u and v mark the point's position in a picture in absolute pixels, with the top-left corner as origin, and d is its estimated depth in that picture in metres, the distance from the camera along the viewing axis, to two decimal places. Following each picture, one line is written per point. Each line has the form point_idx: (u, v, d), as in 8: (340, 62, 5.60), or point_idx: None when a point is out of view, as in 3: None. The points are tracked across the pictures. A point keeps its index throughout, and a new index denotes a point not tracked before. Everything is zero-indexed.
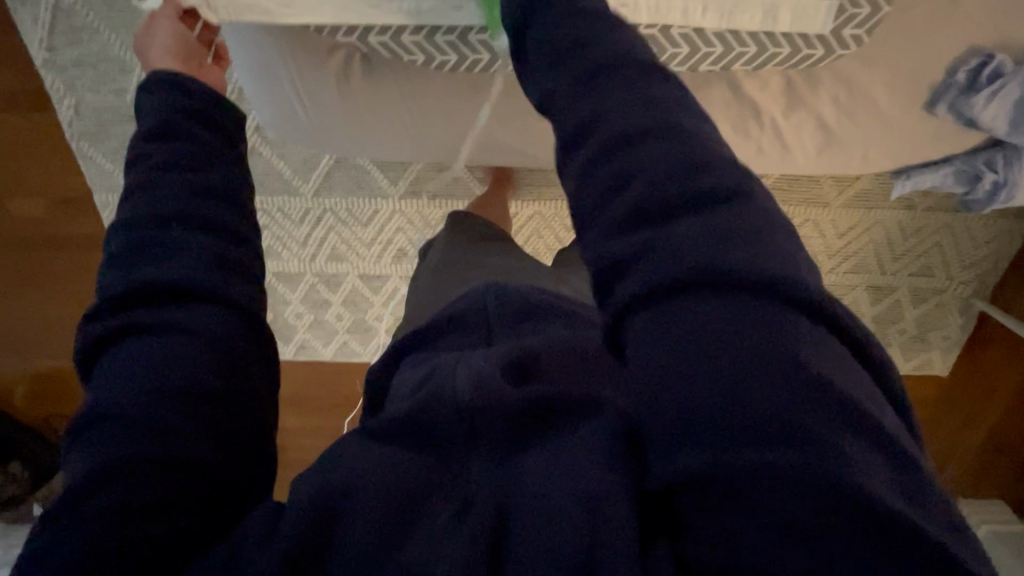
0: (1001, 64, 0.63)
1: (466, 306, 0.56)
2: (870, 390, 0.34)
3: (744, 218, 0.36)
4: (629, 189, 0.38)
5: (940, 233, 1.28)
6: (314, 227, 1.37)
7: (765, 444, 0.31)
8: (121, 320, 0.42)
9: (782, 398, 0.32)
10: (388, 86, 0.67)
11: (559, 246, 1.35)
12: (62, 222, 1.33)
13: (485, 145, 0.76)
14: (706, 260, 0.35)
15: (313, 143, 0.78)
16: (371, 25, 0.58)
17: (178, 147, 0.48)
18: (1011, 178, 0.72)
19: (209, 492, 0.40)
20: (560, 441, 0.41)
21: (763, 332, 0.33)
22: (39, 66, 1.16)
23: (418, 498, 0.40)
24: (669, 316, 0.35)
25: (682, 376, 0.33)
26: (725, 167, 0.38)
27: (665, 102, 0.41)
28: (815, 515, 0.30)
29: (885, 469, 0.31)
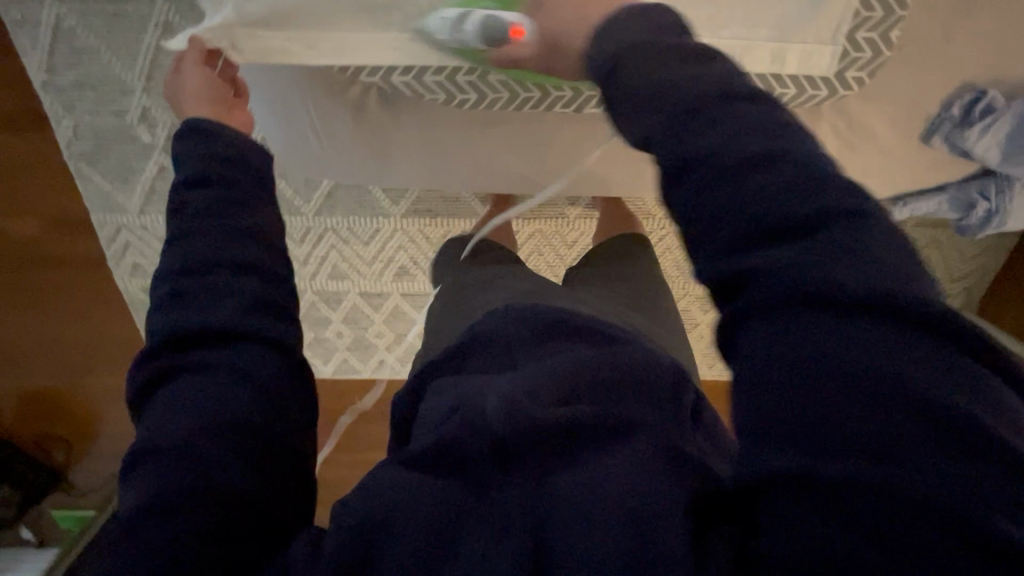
0: (993, 100, 0.65)
1: (485, 332, 0.60)
2: (1006, 411, 0.31)
3: (853, 233, 0.35)
4: (736, 200, 0.37)
5: (930, 247, 1.32)
6: (316, 246, 1.37)
7: (860, 458, 0.31)
8: (165, 364, 0.43)
9: (881, 416, 0.31)
10: (406, 119, 0.68)
11: (560, 263, 1.37)
12: (58, 242, 1.32)
13: (519, 178, 0.78)
14: (820, 281, 0.34)
15: (323, 170, 0.78)
16: (396, 66, 0.60)
17: (213, 193, 0.48)
18: (1003, 207, 0.74)
19: (252, 525, 0.41)
20: (603, 456, 0.44)
21: (877, 353, 0.32)
22: (38, 88, 1.15)
23: (457, 513, 0.43)
24: (777, 333, 0.35)
25: (780, 389, 0.34)
26: (839, 188, 0.36)
27: (769, 119, 0.39)
28: (923, 531, 0.29)
29: (997, 488, 0.29)
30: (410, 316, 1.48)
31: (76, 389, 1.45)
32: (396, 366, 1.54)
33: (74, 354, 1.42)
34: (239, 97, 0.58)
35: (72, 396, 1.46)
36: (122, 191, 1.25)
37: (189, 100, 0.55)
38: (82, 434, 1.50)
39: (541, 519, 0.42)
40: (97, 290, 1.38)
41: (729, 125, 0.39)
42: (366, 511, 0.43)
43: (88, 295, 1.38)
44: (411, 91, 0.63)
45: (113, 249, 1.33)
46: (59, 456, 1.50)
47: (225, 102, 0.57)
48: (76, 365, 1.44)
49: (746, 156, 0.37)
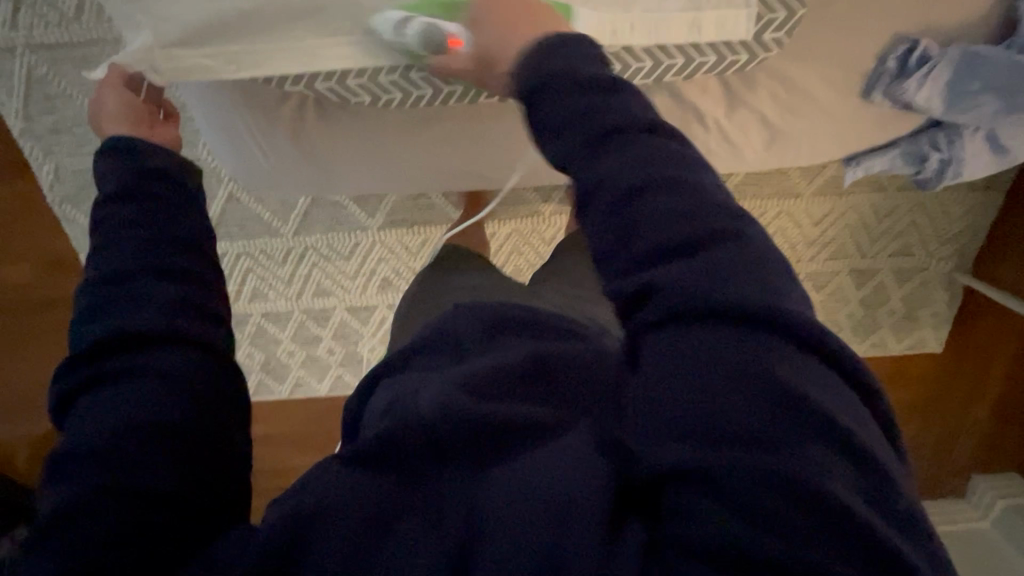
0: (927, 49, 0.65)
1: (438, 327, 0.58)
2: (854, 410, 0.37)
3: (734, 250, 0.40)
4: (637, 219, 0.41)
5: (914, 212, 1.30)
6: (298, 266, 1.39)
7: (750, 452, 0.35)
8: (91, 370, 0.44)
9: (765, 415, 0.36)
10: (342, 126, 0.70)
11: (540, 259, 1.36)
12: (50, 284, 1.36)
13: (463, 171, 0.79)
14: (713, 297, 0.38)
15: (271, 185, 0.80)
16: (317, 73, 0.61)
17: (138, 206, 0.49)
18: (956, 155, 0.73)
19: (182, 518, 0.42)
20: (539, 448, 0.43)
21: (764, 359, 0.37)
22: (17, 136, 1.19)
23: (389, 519, 0.41)
24: (689, 335, 0.38)
25: (687, 389, 0.37)
26: (718, 213, 0.41)
27: (670, 155, 0.43)
28: (789, 512, 0.34)
29: (850, 474, 0.35)
30: None
31: None
32: None
33: None
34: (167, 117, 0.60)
35: None
36: None
37: (110, 121, 0.56)
38: None
39: (474, 527, 0.40)
40: None
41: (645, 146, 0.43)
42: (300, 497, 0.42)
43: None
44: (337, 96, 0.64)
45: None
46: None
47: (148, 122, 0.58)
48: None
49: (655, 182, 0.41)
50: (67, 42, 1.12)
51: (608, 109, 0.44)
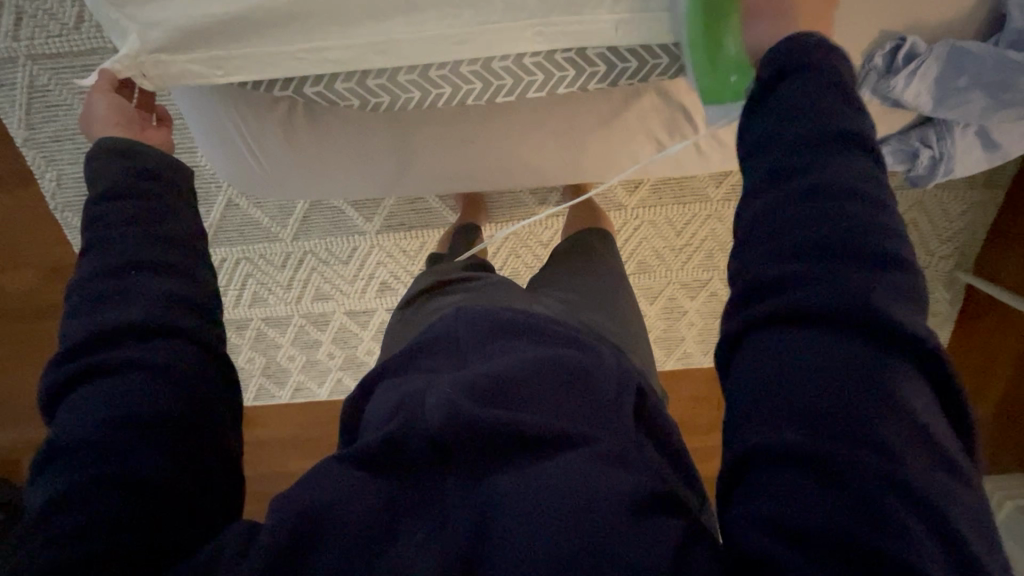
0: (914, 45, 0.64)
1: (439, 331, 0.59)
2: (938, 418, 0.39)
3: (872, 273, 0.40)
4: (786, 225, 0.43)
5: (913, 210, 1.30)
6: (297, 270, 1.40)
7: (860, 449, 0.37)
8: (79, 364, 0.43)
9: (877, 419, 0.37)
10: (333, 131, 0.70)
11: (538, 262, 1.37)
12: (52, 288, 1.37)
13: (454, 177, 0.80)
14: (844, 306, 0.40)
15: (263, 188, 0.81)
16: (304, 78, 0.62)
17: (122, 206, 0.48)
18: (947, 152, 0.73)
19: (173, 510, 0.42)
20: (547, 458, 0.44)
21: (877, 369, 0.38)
22: (20, 144, 1.21)
23: (395, 512, 0.43)
24: (805, 335, 0.40)
25: (797, 384, 0.39)
26: (879, 237, 0.42)
27: (864, 174, 0.44)
28: (880, 504, 0.36)
29: (945, 486, 0.37)
30: None
31: None
32: None
33: None
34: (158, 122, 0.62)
35: None
36: None
37: (100, 125, 0.57)
38: None
39: (484, 524, 0.41)
40: None
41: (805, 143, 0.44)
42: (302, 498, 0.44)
43: None
44: (325, 101, 0.65)
45: None
46: None
47: (139, 124, 0.59)
48: None
49: (840, 195, 0.42)
50: (67, 51, 1.13)
51: (834, 116, 0.45)
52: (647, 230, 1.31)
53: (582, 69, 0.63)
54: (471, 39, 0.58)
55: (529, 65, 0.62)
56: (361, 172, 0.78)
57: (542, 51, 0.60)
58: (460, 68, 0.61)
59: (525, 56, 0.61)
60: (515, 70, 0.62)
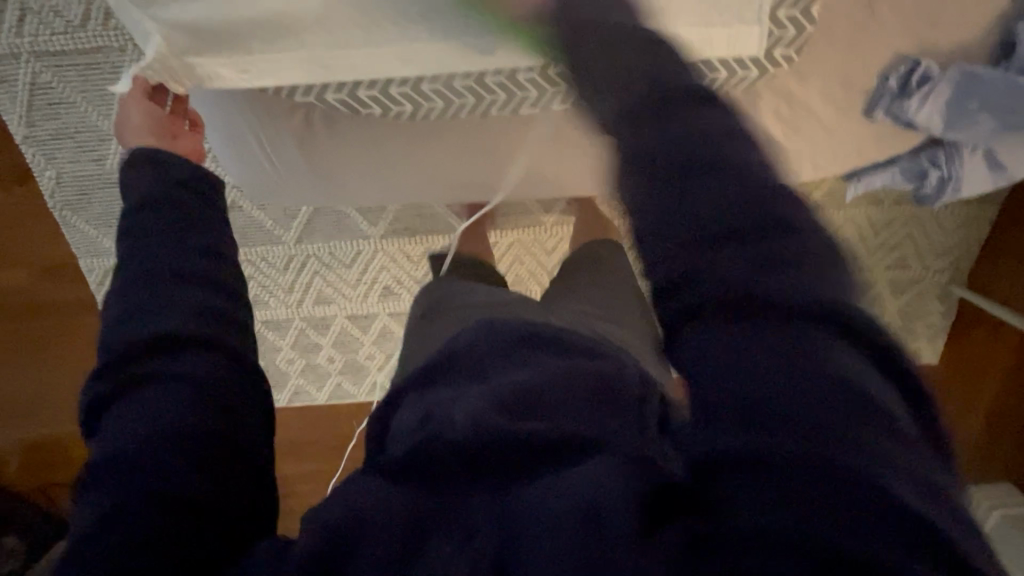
0: (929, 69, 0.66)
1: (462, 343, 0.59)
2: (886, 392, 0.37)
3: (789, 253, 0.40)
4: (690, 216, 0.42)
5: (909, 224, 1.32)
6: (299, 273, 1.39)
7: (812, 443, 0.35)
8: (118, 378, 0.44)
9: (822, 408, 0.35)
10: (351, 139, 0.70)
11: (541, 269, 1.37)
12: (48, 289, 1.35)
13: (471, 187, 0.81)
14: (767, 292, 0.38)
15: (280, 194, 0.81)
16: (328, 84, 0.61)
17: (157, 217, 0.49)
18: (956, 173, 0.74)
19: (212, 525, 0.42)
20: (564, 470, 0.42)
21: (811, 353, 0.37)
22: (19, 142, 1.19)
23: (421, 527, 0.42)
24: (730, 327, 0.39)
25: (735, 380, 0.38)
26: (791, 217, 0.41)
27: (741, 152, 0.44)
28: (835, 496, 0.33)
29: (914, 475, 0.34)
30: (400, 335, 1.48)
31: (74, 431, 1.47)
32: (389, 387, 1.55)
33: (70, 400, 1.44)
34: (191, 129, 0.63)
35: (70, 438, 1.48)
36: (106, 235, 1.28)
37: (136, 133, 0.59)
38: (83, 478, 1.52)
39: (507, 537, 0.39)
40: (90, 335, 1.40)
41: (681, 131, 0.44)
42: (347, 506, 0.44)
43: (81, 340, 1.40)
44: (347, 107, 0.64)
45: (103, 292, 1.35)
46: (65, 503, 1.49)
47: (172, 132, 0.61)
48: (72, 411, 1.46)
49: (723, 178, 0.42)
50: (73, 49, 1.12)
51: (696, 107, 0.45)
52: None
53: None
54: (497, 52, 0.59)
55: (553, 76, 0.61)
56: (377, 182, 0.78)
57: None
58: (484, 79, 0.62)
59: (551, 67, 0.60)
60: (542, 82, 0.62)
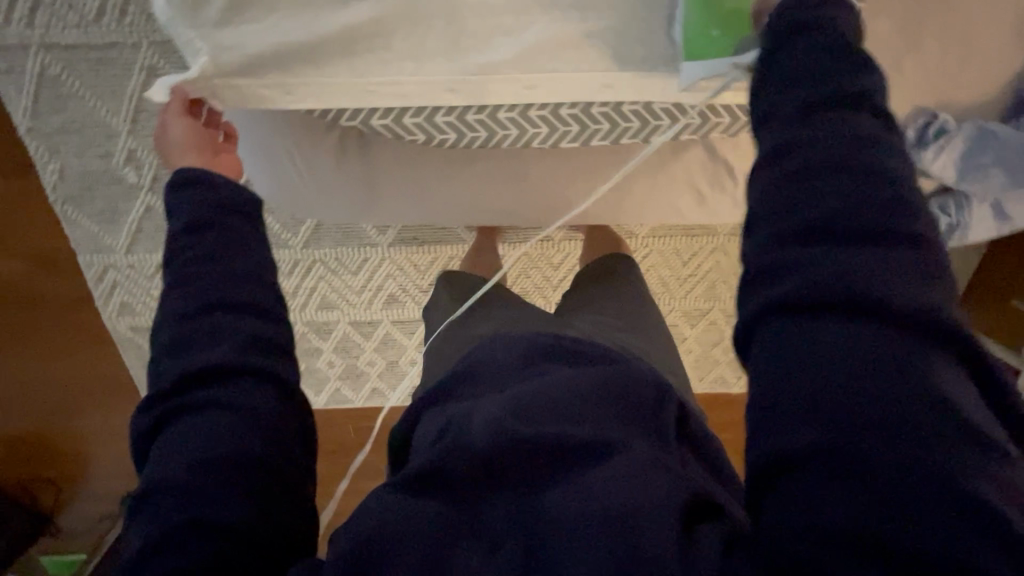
0: (945, 122, 0.70)
1: (478, 359, 0.60)
2: (966, 392, 0.37)
3: (885, 246, 0.39)
4: (803, 208, 0.42)
5: None
6: (305, 277, 1.38)
7: (905, 446, 0.35)
8: (172, 404, 0.46)
9: (917, 412, 0.35)
10: (385, 160, 0.71)
11: (545, 283, 1.39)
12: (46, 284, 1.32)
13: (495, 211, 0.81)
14: (865, 290, 0.38)
15: (303, 208, 0.79)
16: (373, 110, 0.63)
17: (212, 241, 0.50)
18: (964, 221, 0.79)
19: (259, 557, 0.42)
20: (601, 464, 0.46)
21: (907, 354, 0.37)
22: (24, 133, 1.16)
23: (454, 535, 0.44)
24: (821, 320, 0.39)
25: (823, 373, 0.38)
26: (903, 212, 0.40)
27: (867, 138, 0.42)
28: (908, 494, 0.34)
29: (1000, 488, 0.34)
30: (402, 342, 1.48)
31: (67, 430, 1.46)
32: (387, 392, 1.55)
33: (65, 398, 1.43)
34: (227, 141, 0.60)
35: (61, 437, 1.46)
36: (109, 232, 1.26)
37: (178, 150, 0.57)
38: (72, 478, 1.51)
39: (534, 544, 0.42)
40: (93, 331, 1.39)
41: (815, 120, 0.43)
42: (370, 522, 0.45)
43: (82, 336, 1.39)
44: (391, 133, 0.67)
45: (99, 288, 1.32)
46: (48, 500, 1.52)
47: (212, 148, 0.59)
48: (65, 407, 1.43)
49: (840, 166, 0.41)
50: (86, 44, 1.09)
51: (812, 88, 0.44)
52: (654, 259, 1.34)
53: (647, 121, 0.66)
54: (541, 86, 0.59)
55: (597, 114, 0.65)
56: (400, 203, 0.78)
57: (610, 103, 0.63)
58: (528, 111, 0.64)
59: (594, 105, 0.64)
60: (584, 118, 0.65)
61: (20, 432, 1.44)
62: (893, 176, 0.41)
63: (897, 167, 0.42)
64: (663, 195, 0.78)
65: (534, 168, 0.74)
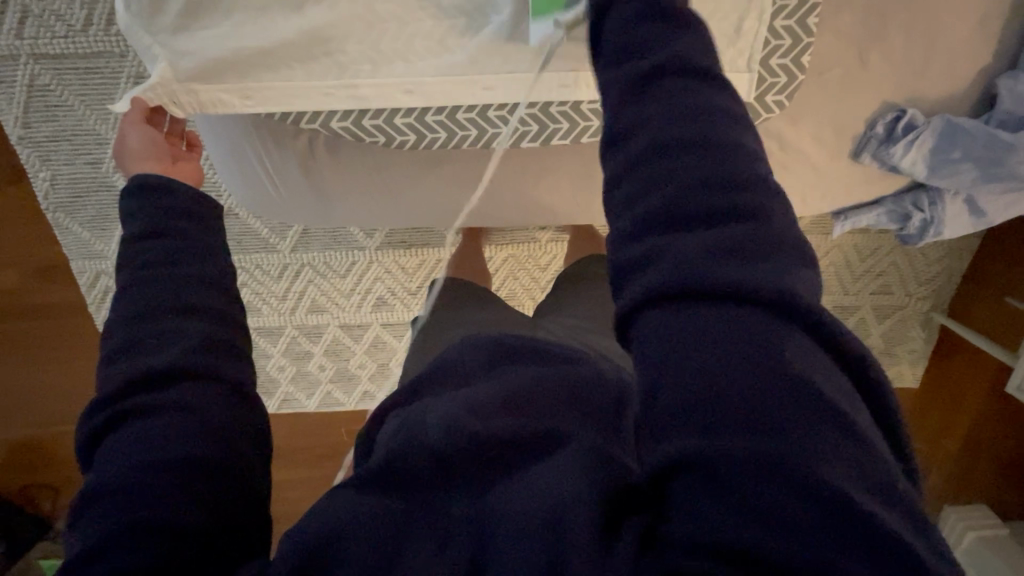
0: (913, 117, 0.72)
1: (446, 360, 0.56)
2: (834, 381, 0.36)
3: (748, 231, 0.39)
4: (666, 199, 0.41)
5: (894, 252, 1.33)
6: (293, 282, 1.39)
7: (769, 446, 0.33)
8: (122, 407, 0.46)
9: (783, 407, 0.34)
10: (353, 163, 0.72)
11: (532, 285, 1.38)
12: (41, 290, 1.34)
13: (466, 212, 0.81)
14: (725, 282, 0.38)
15: (278, 213, 0.80)
16: (333, 112, 0.65)
17: (169, 244, 0.51)
18: (937, 216, 0.80)
19: (206, 557, 0.42)
20: (520, 471, 0.43)
21: (768, 345, 0.36)
22: (14, 141, 1.18)
23: (393, 543, 0.41)
24: (689, 315, 0.38)
25: (691, 371, 0.37)
26: (759, 195, 0.40)
27: (708, 120, 0.42)
28: (777, 491, 0.33)
29: (872, 483, 0.33)
30: (391, 345, 1.49)
31: (62, 435, 1.46)
32: (378, 396, 1.55)
33: (60, 403, 1.44)
34: (189, 150, 0.61)
35: (58, 442, 1.47)
36: (100, 238, 1.27)
37: (136, 157, 0.57)
38: (69, 483, 1.51)
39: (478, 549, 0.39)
40: (84, 337, 1.39)
41: (674, 105, 0.43)
42: (326, 519, 0.42)
43: (74, 342, 1.39)
44: (351, 135, 0.68)
45: (92, 296, 1.33)
46: (46, 506, 1.52)
47: (172, 156, 0.59)
48: (60, 412, 1.44)
49: (692, 153, 0.41)
50: (74, 53, 1.11)
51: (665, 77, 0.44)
52: None
53: (605, 120, 0.68)
54: (500, 86, 0.61)
55: (555, 113, 0.66)
56: (372, 207, 0.79)
57: (568, 101, 0.64)
58: (487, 112, 0.65)
59: (553, 104, 0.65)
60: (542, 117, 0.66)
61: (20, 437, 1.46)
62: (765, 175, 0.41)
63: (750, 150, 0.42)
64: None
65: (504, 168, 0.74)
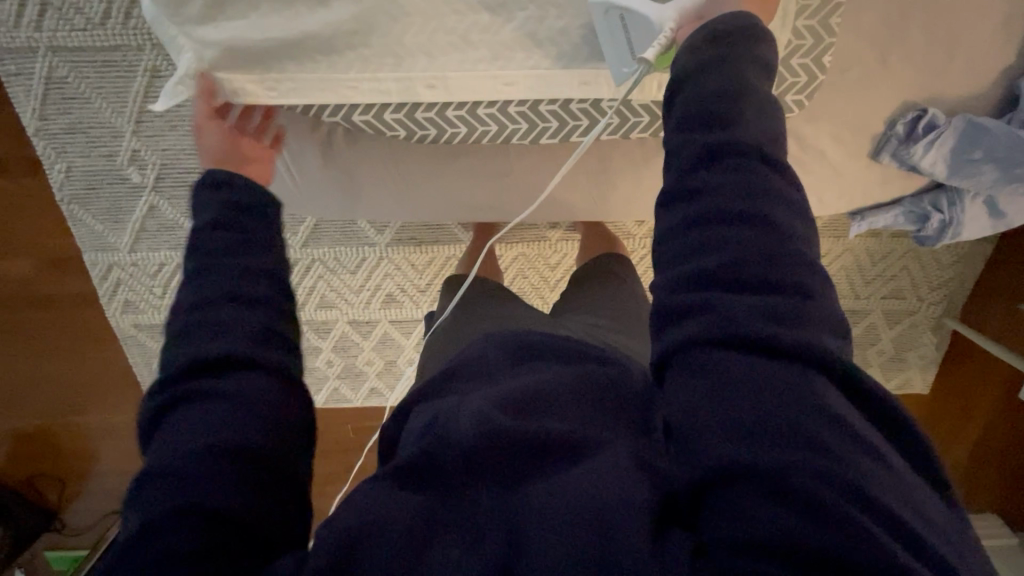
0: (935, 117, 0.72)
1: (469, 356, 0.56)
2: (865, 426, 0.38)
3: (787, 273, 0.40)
4: (700, 241, 0.42)
5: (907, 256, 1.32)
6: (303, 277, 1.39)
7: (817, 469, 0.35)
8: (177, 390, 0.46)
9: (826, 432, 0.36)
10: (371, 154, 0.72)
11: (542, 283, 1.38)
12: (54, 282, 1.34)
13: (478, 206, 0.81)
14: (763, 323, 0.39)
15: (295, 205, 0.80)
16: (355, 105, 0.64)
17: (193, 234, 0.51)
18: (956, 217, 0.80)
19: (249, 541, 0.42)
20: (571, 468, 0.41)
21: (804, 380, 0.38)
22: (31, 134, 1.19)
23: (432, 536, 0.40)
24: (729, 355, 0.39)
25: (730, 398, 0.38)
26: (795, 240, 0.42)
27: (744, 142, 0.43)
28: (830, 509, 0.34)
29: (909, 508, 0.35)
30: (400, 342, 1.49)
31: (71, 427, 1.47)
32: (386, 392, 1.56)
33: (70, 395, 1.44)
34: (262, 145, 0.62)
35: (66, 434, 1.48)
36: (114, 231, 1.28)
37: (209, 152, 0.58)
38: (76, 474, 1.53)
39: (513, 541, 0.38)
40: (96, 330, 1.40)
41: (704, 116, 0.45)
42: (349, 519, 0.42)
43: (86, 335, 1.40)
44: (372, 129, 0.67)
45: (104, 288, 1.34)
46: (53, 496, 1.53)
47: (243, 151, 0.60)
48: (70, 404, 1.46)
49: (728, 194, 0.42)
50: (91, 46, 1.12)
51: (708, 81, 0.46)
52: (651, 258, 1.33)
53: (625, 118, 0.68)
54: (520, 83, 0.62)
55: (576, 110, 0.66)
56: (390, 201, 0.79)
57: (589, 98, 0.64)
58: (508, 108, 0.65)
59: (573, 101, 0.65)
60: (563, 114, 0.66)
61: (28, 429, 1.47)
62: (789, 213, 0.43)
63: (780, 167, 0.44)
64: (648, 192, 0.79)
65: (521, 160, 0.74)
